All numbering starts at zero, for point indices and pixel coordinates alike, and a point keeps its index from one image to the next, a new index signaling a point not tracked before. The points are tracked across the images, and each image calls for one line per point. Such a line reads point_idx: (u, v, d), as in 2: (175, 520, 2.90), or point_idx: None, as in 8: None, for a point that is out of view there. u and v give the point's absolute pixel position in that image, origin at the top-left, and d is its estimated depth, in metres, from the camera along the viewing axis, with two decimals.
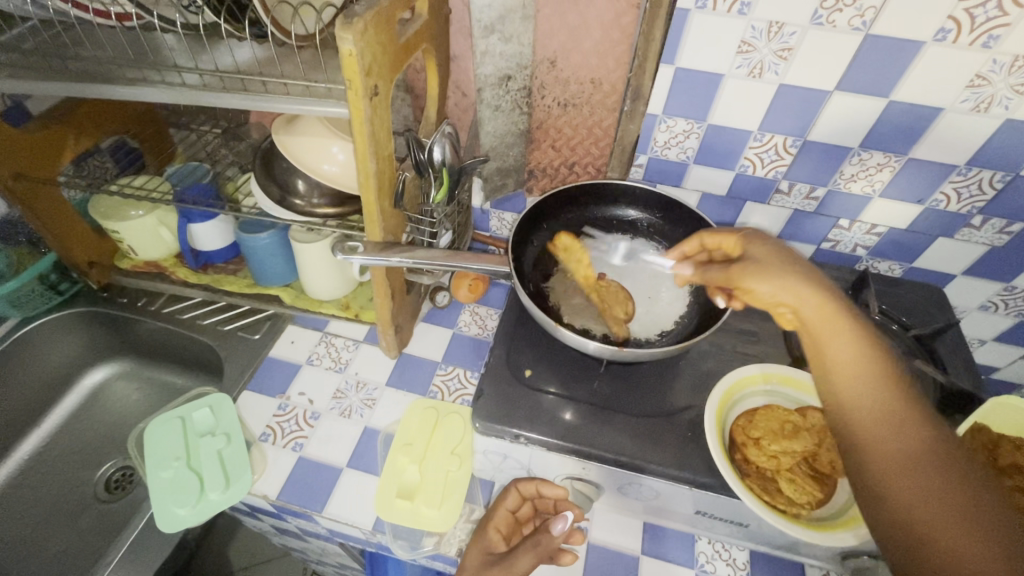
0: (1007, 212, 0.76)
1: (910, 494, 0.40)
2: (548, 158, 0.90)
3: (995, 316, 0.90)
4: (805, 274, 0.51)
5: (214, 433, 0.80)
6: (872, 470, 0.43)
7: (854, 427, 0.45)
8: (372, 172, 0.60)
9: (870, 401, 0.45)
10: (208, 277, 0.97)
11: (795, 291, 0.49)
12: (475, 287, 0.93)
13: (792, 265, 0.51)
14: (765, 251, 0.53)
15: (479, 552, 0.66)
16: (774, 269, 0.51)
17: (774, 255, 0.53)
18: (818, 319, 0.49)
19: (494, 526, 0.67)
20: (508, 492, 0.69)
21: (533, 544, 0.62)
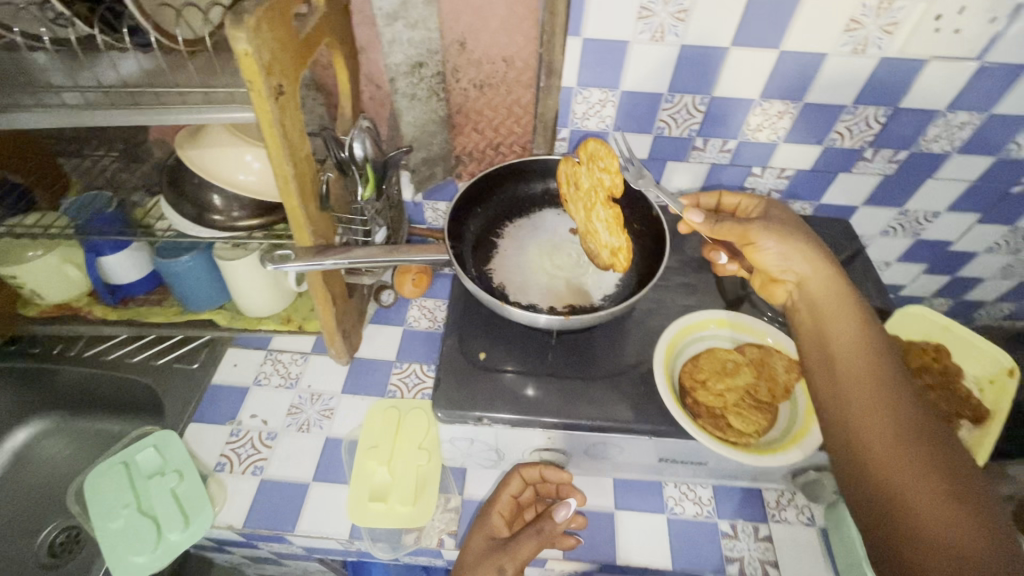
0: (893, 143, 0.84)
1: (879, 453, 0.48)
2: (472, 142, 0.89)
3: (895, 238, 1.00)
4: (813, 251, 0.60)
5: (164, 472, 0.75)
6: (849, 428, 0.52)
7: (837, 388, 0.54)
8: (291, 176, 0.58)
9: (857, 365, 0.53)
10: (130, 311, 0.91)
11: (805, 255, 0.60)
12: (420, 280, 0.92)
13: (803, 242, 0.61)
14: (783, 222, 0.63)
15: (483, 538, 0.67)
16: (790, 238, 0.60)
17: (790, 228, 0.62)
18: (820, 292, 0.59)
19: (497, 511, 0.68)
20: (514, 477, 0.70)
21: (537, 531, 0.65)
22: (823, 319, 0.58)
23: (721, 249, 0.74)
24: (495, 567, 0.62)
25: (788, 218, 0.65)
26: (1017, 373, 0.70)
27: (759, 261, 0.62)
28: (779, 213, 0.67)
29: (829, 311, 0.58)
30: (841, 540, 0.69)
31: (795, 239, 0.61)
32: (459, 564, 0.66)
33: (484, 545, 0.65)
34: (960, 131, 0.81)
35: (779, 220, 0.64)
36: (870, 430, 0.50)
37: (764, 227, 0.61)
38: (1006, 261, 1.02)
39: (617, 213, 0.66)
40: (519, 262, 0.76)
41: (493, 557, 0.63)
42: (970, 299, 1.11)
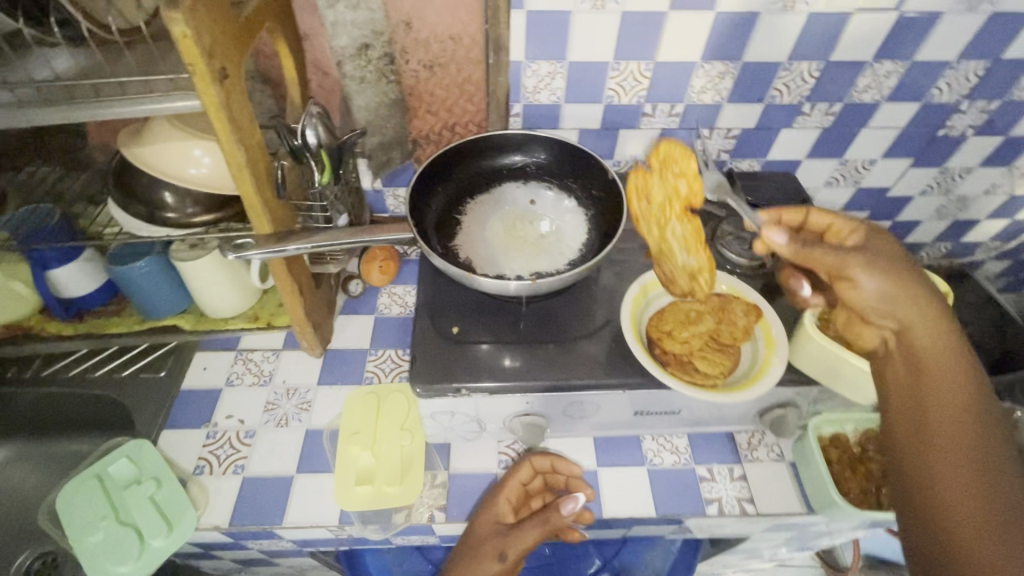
0: (828, 96, 0.89)
1: (965, 540, 0.44)
2: (428, 124, 0.89)
3: (838, 189, 1.05)
4: (924, 296, 0.53)
5: (140, 481, 0.73)
6: (931, 496, 0.47)
7: (925, 454, 0.48)
8: (244, 164, 0.57)
9: (953, 436, 0.48)
10: (87, 325, 0.88)
11: (907, 298, 0.52)
12: (387, 267, 0.92)
13: (907, 284, 0.53)
14: (885, 253, 0.54)
15: (490, 518, 0.71)
16: (893, 281, 0.53)
17: (889, 262, 0.54)
18: (924, 335, 0.52)
19: (505, 497, 0.72)
20: (526, 465, 0.75)
21: (544, 521, 0.71)
22: (920, 355, 0.52)
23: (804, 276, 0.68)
24: (499, 550, 0.70)
25: (884, 248, 0.56)
26: (950, 296, 0.69)
27: (852, 297, 0.55)
28: (865, 238, 0.58)
29: (931, 353, 0.51)
30: (809, 470, 0.74)
31: (897, 280, 0.53)
32: (465, 542, 0.72)
33: (492, 527, 0.71)
34: (887, 80, 0.86)
35: (880, 253, 0.54)
36: (963, 471, 0.46)
37: (862, 265, 0.53)
38: (940, 202, 1.09)
39: (693, 227, 0.69)
40: (483, 236, 0.77)
41: (498, 539, 0.70)
42: (910, 241, 1.19)
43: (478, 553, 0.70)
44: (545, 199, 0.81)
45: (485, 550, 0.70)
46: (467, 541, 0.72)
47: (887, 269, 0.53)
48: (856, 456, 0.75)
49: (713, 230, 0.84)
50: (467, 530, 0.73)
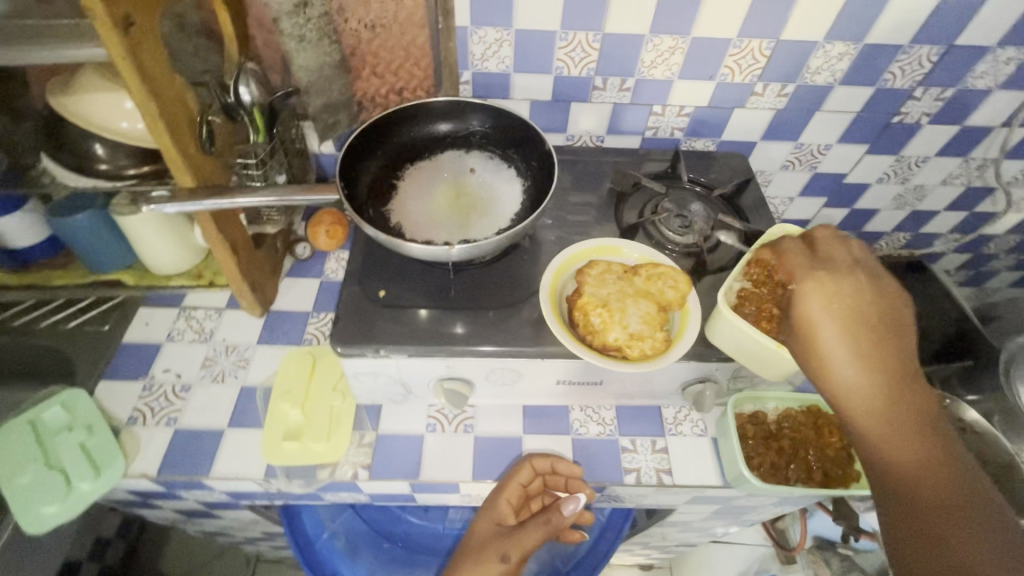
0: (781, 76, 0.88)
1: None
2: (373, 87, 0.88)
3: (794, 173, 1.05)
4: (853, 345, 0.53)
5: (72, 428, 0.75)
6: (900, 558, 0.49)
7: (890, 516, 0.50)
8: (157, 114, 0.58)
9: (907, 494, 0.49)
10: (33, 276, 0.88)
11: (839, 355, 0.53)
12: (334, 232, 0.92)
13: (843, 337, 0.53)
14: (819, 304, 0.55)
15: (491, 522, 0.74)
16: (828, 353, 0.53)
17: (836, 325, 0.53)
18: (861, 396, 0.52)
19: (506, 498, 0.73)
20: (524, 466, 0.74)
21: (545, 522, 0.71)
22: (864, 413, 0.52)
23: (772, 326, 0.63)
24: (501, 551, 0.71)
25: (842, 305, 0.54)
26: None
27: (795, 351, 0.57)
28: (819, 296, 0.55)
29: (874, 416, 0.51)
30: (726, 445, 0.76)
31: (837, 347, 0.53)
32: (468, 548, 0.74)
33: (492, 530, 0.73)
34: (839, 63, 0.86)
35: (822, 320, 0.54)
36: (916, 526, 0.48)
37: (795, 337, 0.56)
38: (897, 191, 1.09)
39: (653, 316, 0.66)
40: (417, 202, 0.77)
41: (500, 543, 0.72)
42: (869, 230, 1.18)
43: (479, 560, 0.71)
44: (485, 168, 0.81)
45: (486, 554, 0.71)
46: (472, 547, 0.74)
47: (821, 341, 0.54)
48: (772, 432, 0.76)
49: (652, 207, 0.85)
50: (471, 538, 0.75)
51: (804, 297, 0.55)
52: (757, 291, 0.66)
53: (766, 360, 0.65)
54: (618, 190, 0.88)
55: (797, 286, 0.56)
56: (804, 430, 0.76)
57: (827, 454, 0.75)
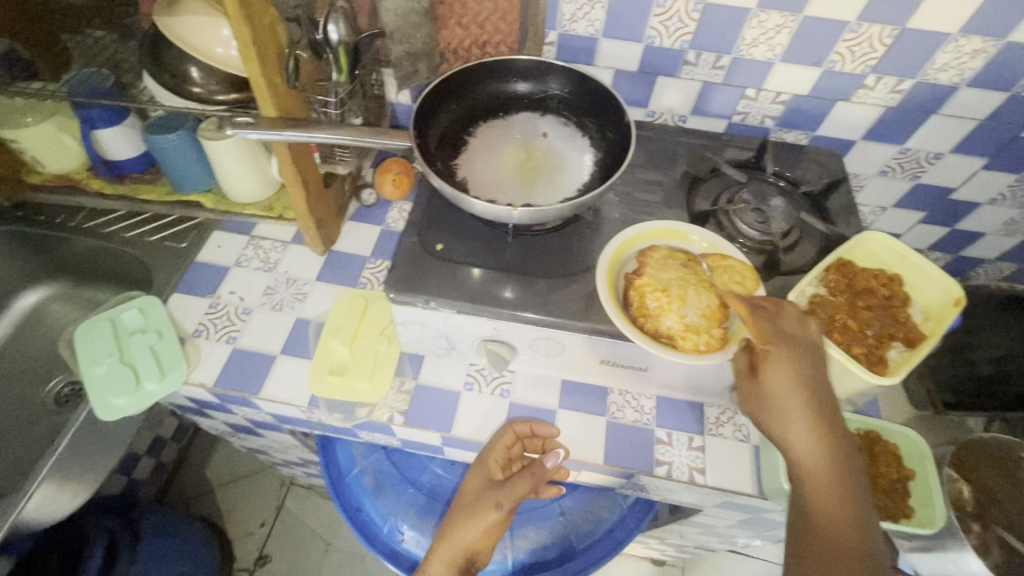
0: (897, 69, 0.79)
1: None
2: (456, 39, 0.86)
3: (892, 181, 0.96)
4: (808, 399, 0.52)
5: (145, 331, 0.81)
6: None
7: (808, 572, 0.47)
8: (249, 39, 0.59)
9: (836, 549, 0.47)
10: (126, 187, 0.95)
11: (797, 406, 0.52)
12: (400, 181, 0.92)
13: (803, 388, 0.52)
14: (792, 353, 0.53)
15: (479, 479, 0.75)
16: (787, 411, 0.52)
17: (797, 388, 0.52)
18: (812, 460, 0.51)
19: (492, 459, 0.74)
20: (502, 429, 0.75)
21: (529, 476, 0.71)
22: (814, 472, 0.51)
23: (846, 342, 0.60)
24: (493, 504, 0.72)
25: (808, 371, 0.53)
26: (965, 304, 0.60)
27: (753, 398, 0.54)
28: (785, 360, 0.53)
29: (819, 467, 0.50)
30: (769, 456, 0.72)
31: (794, 408, 0.52)
32: (456, 508, 0.76)
33: (481, 489, 0.74)
34: (970, 61, 0.76)
35: (785, 382, 0.52)
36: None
37: (754, 394, 0.54)
38: (1011, 216, 0.97)
39: (712, 309, 0.62)
40: (485, 160, 0.76)
41: (490, 498, 0.73)
42: (968, 255, 1.06)
43: (471, 515, 0.73)
44: (558, 134, 0.79)
45: (479, 510, 0.73)
46: (460, 507, 0.75)
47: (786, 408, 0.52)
48: None
49: (728, 196, 0.80)
50: (459, 499, 0.76)
51: (770, 360, 0.53)
52: (834, 299, 0.62)
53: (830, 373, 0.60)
54: (693, 174, 0.83)
55: (766, 350, 0.53)
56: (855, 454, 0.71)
57: (877, 484, 0.69)
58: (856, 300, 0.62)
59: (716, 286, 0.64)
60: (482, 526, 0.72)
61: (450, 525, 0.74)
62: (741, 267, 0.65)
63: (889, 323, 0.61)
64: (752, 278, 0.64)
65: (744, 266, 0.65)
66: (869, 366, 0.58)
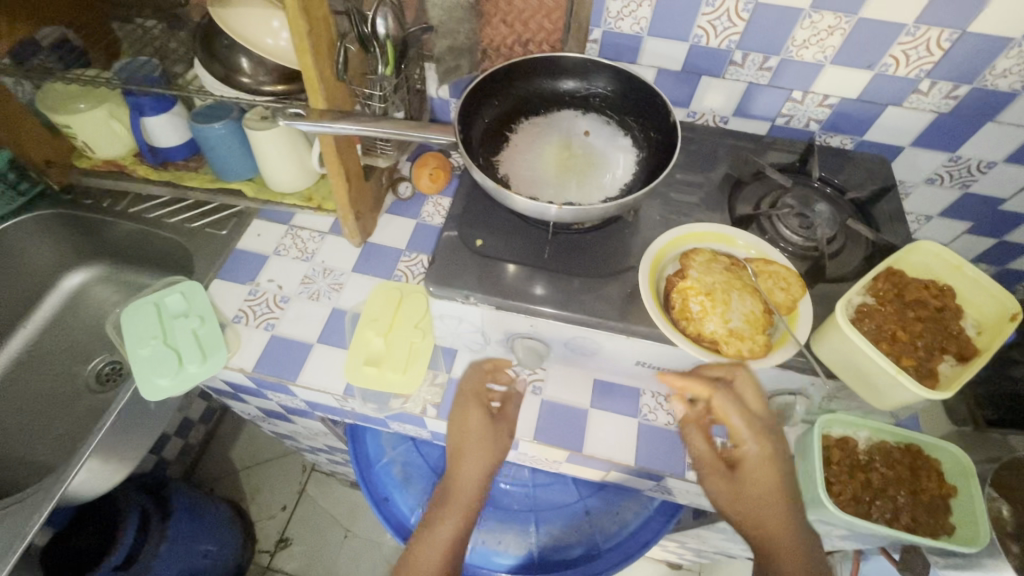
0: (954, 75, 0.77)
1: None
2: (500, 36, 0.87)
3: (940, 189, 0.93)
4: (763, 459, 0.58)
5: (188, 315, 0.83)
6: None
7: None
8: (305, 34, 0.61)
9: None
10: (169, 174, 0.97)
11: (751, 464, 0.58)
12: (437, 176, 0.93)
13: (758, 449, 0.58)
14: (746, 421, 0.59)
15: (480, 409, 0.70)
16: (745, 471, 0.58)
17: (753, 450, 0.58)
18: (769, 527, 0.56)
19: (481, 389, 0.72)
20: (474, 368, 0.73)
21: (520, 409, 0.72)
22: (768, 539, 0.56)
23: (895, 353, 0.58)
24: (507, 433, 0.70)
25: (773, 453, 0.58)
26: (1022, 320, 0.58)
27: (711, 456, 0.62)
28: (740, 425, 0.59)
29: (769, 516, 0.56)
30: (804, 465, 0.71)
31: (748, 466, 0.58)
32: (457, 443, 0.68)
33: (482, 419, 0.69)
34: None
35: (743, 441, 0.59)
36: None
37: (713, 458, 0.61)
38: None
39: (757, 315, 0.61)
40: (527, 157, 0.76)
41: (494, 433, 0.69)
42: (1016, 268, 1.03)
43: (480, 447, 0.67)
44: (600, 133, 0.78)
45: (487, 440, 0.68)
46: (463, 444, 0.67)
47: (752, 491, 0.58)
48: (860, 463, 0.70)
49: (772, 201, 0.78)
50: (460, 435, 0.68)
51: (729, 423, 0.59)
52: (883, 309, 0.61)
53: (877, 385, 0.58)
54: (736, 177, 0.82)
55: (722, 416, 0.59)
56: (896, 468, 0.69)
57: (918, 499, 0.68)
58: (906, 310, 0.61)
59: (761, 292, 0.63)
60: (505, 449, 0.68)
61: (460, 453, 0.67)
62: (785, 272, 0.64)
63: (941, 335, 0.59)
64: (797, 284, 0.64)
65: (788, 271, 0.64)
66: (918, 380, 0.57)
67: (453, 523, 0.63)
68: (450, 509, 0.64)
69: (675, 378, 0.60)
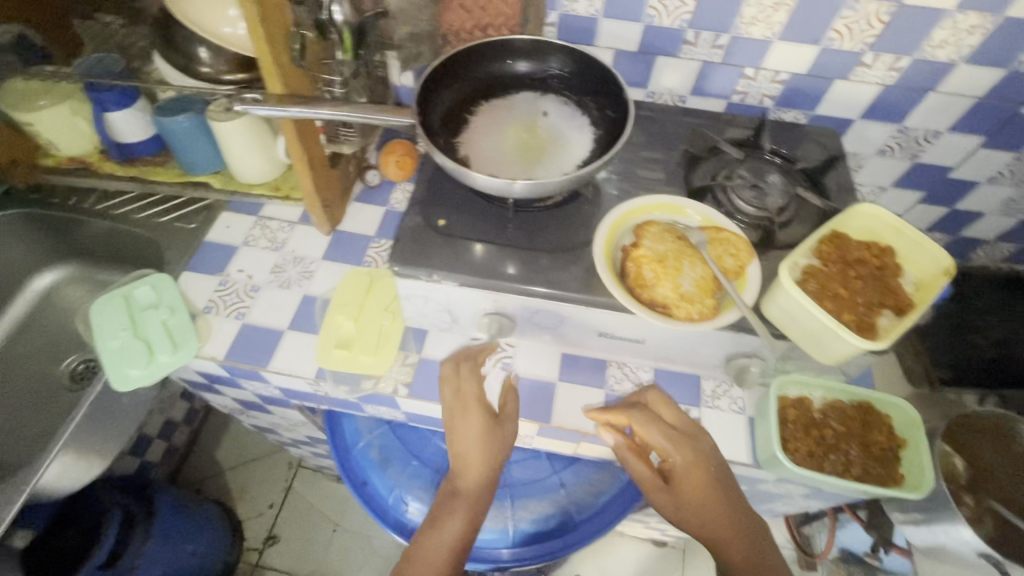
0: (895, 47, 0.80)
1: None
2: (459, 21, 0.87)
3: (891, 160, 0.96)
4: (694, 453, 0.68)
5: (158, 306, 0.83)
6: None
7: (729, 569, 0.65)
8: (257, 19, 0.61)
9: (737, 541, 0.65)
10: (137, 169, 0.97)
11: (680, 461, 0.68)
12: (404, 163, 0.94)
13: (681, 447, 0.69)
14: (661, 431, 0.69)
15: (480, 411, 0.70)
16: (680, 470, 0.68)
17: (681, 452, 0.68)
18: (716, 520, 0.66)
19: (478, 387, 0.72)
20: (469, 370, 0.74)
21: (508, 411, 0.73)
22: (718, 535, 0.66)
23: (840, 310, 0.61)
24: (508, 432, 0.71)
25: (696, 456, 0.68)
26: (954, 274, 0.61)
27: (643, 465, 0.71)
28: (654, 430, 0.70)
29: (708, 496, 0.66)
30: (762, 425, 0.74)
31: (681, 466, 0.68)
32: (459, 446, 0.69)
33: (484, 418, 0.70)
34: (968, 37, 0.77)
35: (659, 440, 0.69)
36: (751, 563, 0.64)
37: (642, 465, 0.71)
38: (1010, 194, 0.97)
39: (707, 279, 0.64)
40: (487, 138, 0.78)
41: (494, 434, 0.70)
42: (968, 236, 1.07)
43: (484, 447, 0.69)
44: (558, 113, 0.80)
45: (487, 442, 0.69)
46: (464, 449, 0.69)
47: (688, 488, 0.67)
48: (814, 420, 0.72)
49: (725, 173, 0.81)
50: (459, 435, 0.69)
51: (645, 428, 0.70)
52: (826, 269, 0.63)
53: (820, 341, 0.61)
54: (692, 152, 0.85)
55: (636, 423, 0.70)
56: (849, 424, 0.72)
57: (870, 452, 0.71)
58: (847, 270, 0.64)
59: (713, 260, 0.65)
60: (496, 441, 0.70)
61: (463, 455, 0.69)
62: (735, 240, 0.67)
63: (882, 292, 0.62)
64: (750, 254, 0.66)
65: (741, 240, 0.67)
66: (858, 332, 0.60)
67: (460, 523, 0.67)
68: (455, 506, 0.68)
69: (597, 412, 0.72)
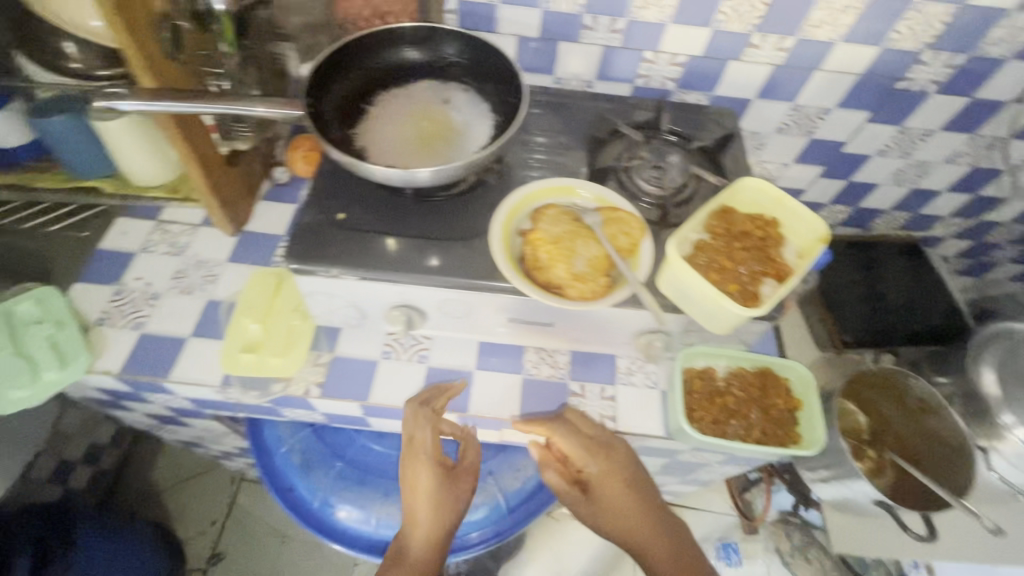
0: (779, 28, 0.84)
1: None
2: (355, 8, 0.86)
3: (790, 137, 1.00)
4: (609, 461, 0.70)
5: (42, 322, 0.77)
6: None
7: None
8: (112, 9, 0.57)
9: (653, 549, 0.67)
10: (14, 176, 0.89)
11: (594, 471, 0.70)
12: (311, 158, 0.91)
13: (595, 457, 0.70)
14: (578, 443, 0.70)
15: (427, 465, 0.69)
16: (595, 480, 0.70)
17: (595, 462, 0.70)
18: (633, 528, 0.67)
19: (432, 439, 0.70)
20: (426, 419, 0.70)
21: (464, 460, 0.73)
22: (641, 545, 0.67)
23: (726, 283, 0.63)
24: (462, 486, 0.71)
25: (609, 464, 0.70)
26: (829, 241, 0.65)
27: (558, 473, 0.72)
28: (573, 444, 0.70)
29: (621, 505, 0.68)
30: (671, 398, 0.76)
31: (596, 478, 0.70)
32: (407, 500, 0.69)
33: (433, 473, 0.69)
34: (842, 16, 0.81)
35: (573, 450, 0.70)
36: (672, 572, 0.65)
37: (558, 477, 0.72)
38: (898, 165, 1.03)
39: (601, 258, 0.66)
40: (385, 128, 0.76)
41: (446, 489, 0.69)
42: (867, 207, 1.13)
43: (434, 503, 0.68)
44: (458, 100, 0.80)
45: (440, 505, 0.68)
46: (413, 506, 0.68)
47: (604, 497, 0.69)
48: (719, 390, 0.75)
49: (627, 155, 0.83)
50: (413, 491, 0.68)
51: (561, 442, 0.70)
52: (713, 243, 0.66)
53: (708, 311, 0.63)
54: (595, 135, 0.86)
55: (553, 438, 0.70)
56: (750, 389, 0.75)
57: (770, 415, 0.74)
58: (733, 242, 0.66)
59: (608, 238, 0.67)
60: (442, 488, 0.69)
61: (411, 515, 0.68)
62: (628, 218, 0.68)
63: (764, 261, 0.65)
64: (643, 231, 0.68)
65: (634, 217, 0.68)
66: (741, 302, 0.63)
67: None
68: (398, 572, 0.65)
69: (524, 425, 0.71)
